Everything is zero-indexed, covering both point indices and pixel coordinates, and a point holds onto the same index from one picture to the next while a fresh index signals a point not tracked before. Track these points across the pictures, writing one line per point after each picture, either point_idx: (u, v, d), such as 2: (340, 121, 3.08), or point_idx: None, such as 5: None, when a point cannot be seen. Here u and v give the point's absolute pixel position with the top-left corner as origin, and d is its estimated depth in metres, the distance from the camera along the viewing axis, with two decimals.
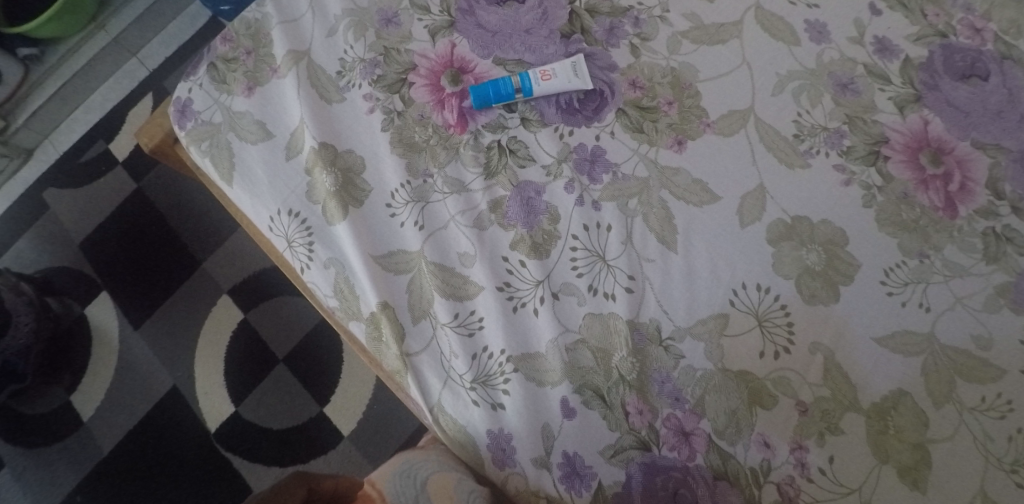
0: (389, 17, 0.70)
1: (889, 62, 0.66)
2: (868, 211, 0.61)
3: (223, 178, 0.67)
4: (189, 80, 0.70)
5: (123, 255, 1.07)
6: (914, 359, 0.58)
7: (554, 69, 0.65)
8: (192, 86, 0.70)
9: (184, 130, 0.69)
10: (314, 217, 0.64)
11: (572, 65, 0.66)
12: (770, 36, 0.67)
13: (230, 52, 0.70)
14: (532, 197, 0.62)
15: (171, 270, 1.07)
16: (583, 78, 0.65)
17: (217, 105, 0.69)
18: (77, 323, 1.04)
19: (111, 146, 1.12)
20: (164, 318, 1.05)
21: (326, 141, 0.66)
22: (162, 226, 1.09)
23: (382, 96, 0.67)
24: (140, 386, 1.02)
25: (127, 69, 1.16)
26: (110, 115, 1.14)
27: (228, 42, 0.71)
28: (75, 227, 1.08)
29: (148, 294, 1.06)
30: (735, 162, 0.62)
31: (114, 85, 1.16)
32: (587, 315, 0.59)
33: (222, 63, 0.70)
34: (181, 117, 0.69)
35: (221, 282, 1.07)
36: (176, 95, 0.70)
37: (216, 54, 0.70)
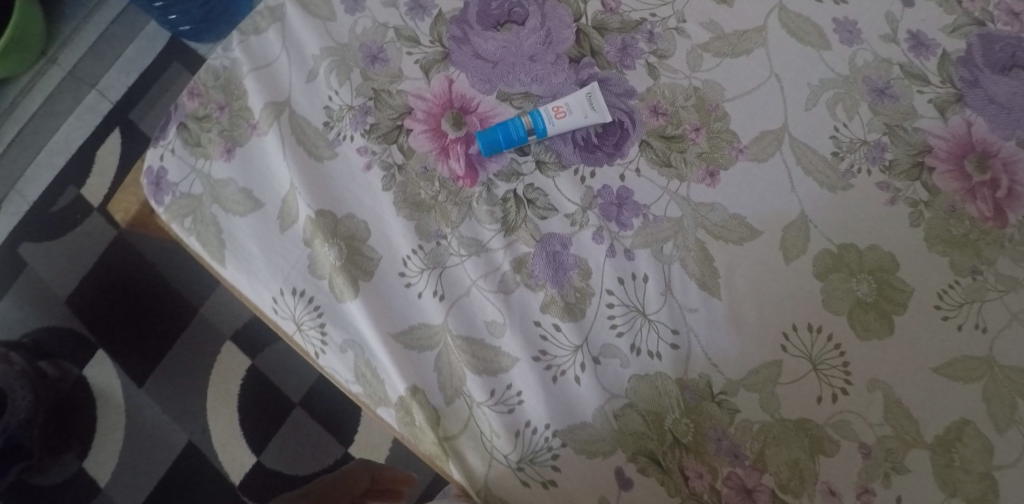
0: (375, 52, 0.62)
1: (925, 60, 0.61)
2: (916, 230, 0.57)
3: (213, 259, 0.60)
4: (158, 146, 0.61)
5: (111, 310, 0.98)
6: (975, 385, 0.55)
7: (568, 104, 0.59)
8: (162, 153, 0.61)
9: (161, 205, 0.61)
10: (322, 295, 0.58)
11: (586, 96, 0.59)
12: (797, 41, 0.62)
13: (200, 108, 0.62)
14: (559, 252, 0.57)
15: (167, 320, 0.99)
16: (600, 111, 0.59)
17: (194, 173, 0.61)
18: (77, 387, 0.95)
19: (84, 192, 1.01)
20: (168, 373, 0.98)
21: (323, 208, 0.59)
22: (151, 273, 1.00)
23: (379, 149, 0.60)
24: (155, 446, 0.95)
25: (88, 103, 1.03)
26: (76, 157, 1.02)
27: (196, 97, 0.62)
28: (55, 282, 0.98)
29: (147, 348, 0.98)
30: (774, 190, 0.58)
31: (76, 123, 1.03)
32: (632, 377, 0.55)
33: (192, 123, 0.61)
34: (156, 191, 0.61)
35: (223, 328, 1.00)
36: (147, 164, 0.61)
37: (185, 112, 0.62)
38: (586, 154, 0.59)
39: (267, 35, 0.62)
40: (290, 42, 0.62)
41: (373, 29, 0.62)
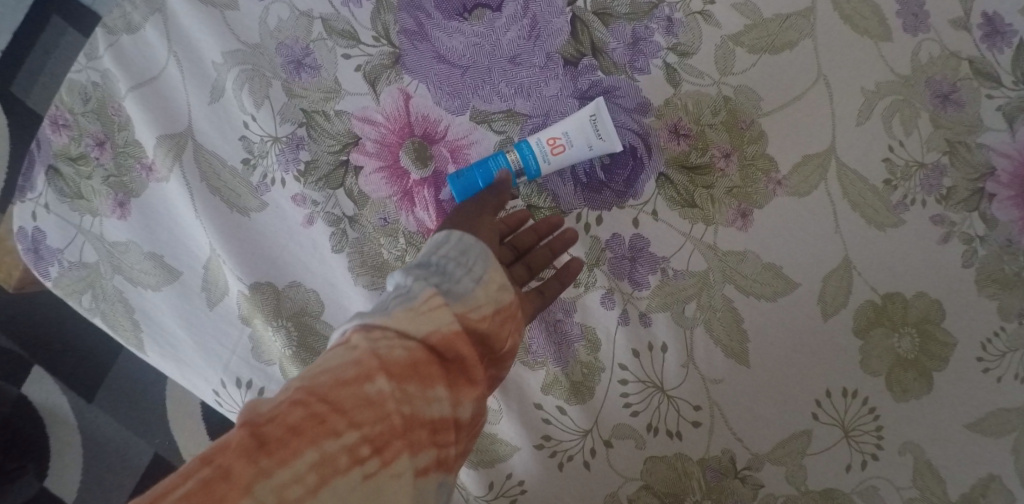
0: (298, 56, 0.46)
1: (999, 53, 0.49)
2: (967, 271, 0.50)
3: (128, 344, 0.48)
4: (26, 200, 0.47)
5: (29, 319, 0.72)
6: (1008, 438, 0.50)
7: (565, 135, 0.45)
8: (33, 210, 0.47)
9: (48, 279, 0.48)
10: (272, 387, 0.46)
11: (591, 121, 0.45)
12: (852, 29, 0.49)
13: (73, 146, 0.47)
14: (561, 320, 0.47)
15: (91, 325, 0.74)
16: (608, 139, 0.45)
17: (81, 235, 0.47)
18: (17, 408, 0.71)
19: None
20: (119, 387, 0.73)
21: (259, 279, 0.46)
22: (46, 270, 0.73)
23: (320, 197, 0.46)
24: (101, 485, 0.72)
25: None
26: None
27: (62, 129, 0.47)
28: None
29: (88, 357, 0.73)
30: (815, 231, 0.48)
31: None
32: (649, 459, 0.48)
33: (65, 165, 0.47)
34: (37, 261, 0.48)
35: None
36: (17, 225, 0.48)
37: (53, 153, 0.47)
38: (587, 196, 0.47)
39: (145, 34, 0.46)
40: (180, 42, 0.46)
41: (292, 22, 0.46)
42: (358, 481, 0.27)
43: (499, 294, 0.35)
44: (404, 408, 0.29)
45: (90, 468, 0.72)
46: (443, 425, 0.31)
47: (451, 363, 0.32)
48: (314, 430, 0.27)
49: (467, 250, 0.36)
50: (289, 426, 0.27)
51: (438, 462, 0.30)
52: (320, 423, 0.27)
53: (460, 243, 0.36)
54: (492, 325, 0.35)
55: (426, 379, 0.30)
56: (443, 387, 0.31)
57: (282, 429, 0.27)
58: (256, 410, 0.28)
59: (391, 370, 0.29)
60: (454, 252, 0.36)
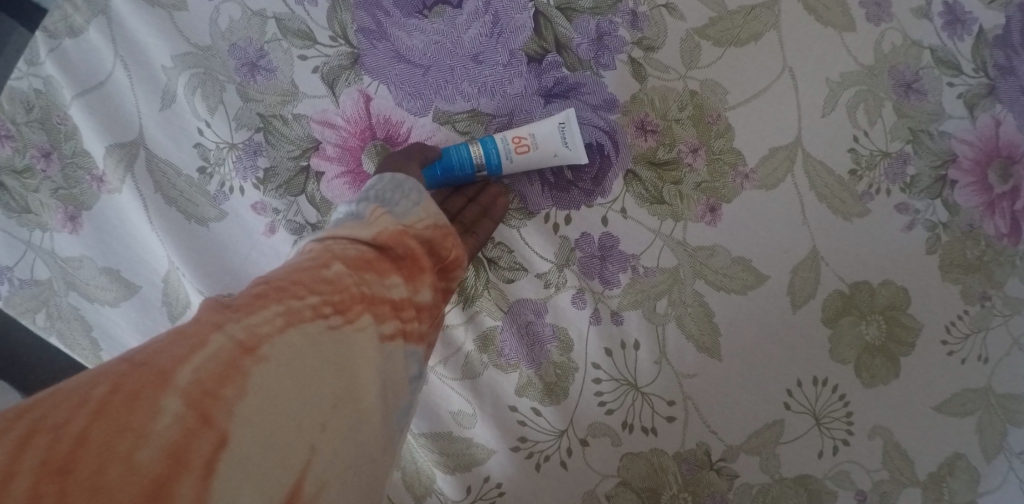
0: (253, 58, 0.44)
1: (959, 41, 0.50)
2: (932, 257, 0.50)
3: (88, 361, 0.47)
4: None
5: None
6: (971, 417, 0.52)
7: (531, 136, 0.44)
8: None
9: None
10: None
11: (561, 128, 0.44)
12: (816, 20, 0.48)
13: (17, 157, 0.45)
14: (533, 321, 0.47)
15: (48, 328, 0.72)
16: (574, 150, 0.45)
17: (31, 252, 0.46)
18: None
19: None
20: None
21: (220, 292, 0.45)
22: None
23: (281, 206, 0.44)
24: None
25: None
26: None
27: (3, 141, 0.44)
28: None
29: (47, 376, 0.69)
30: (784, 224, 0.48)
31: None
32: (626, 456, 0.48)
33: (10, 179, 0.45)
34: None
35: None
36: None
37: None
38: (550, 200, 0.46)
39: (88, 37, 0.43)
40: (125, 46, 0.43)
41: (244, 22, 0.44)
42: (327, 333, 0.29)
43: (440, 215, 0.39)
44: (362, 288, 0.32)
45: None
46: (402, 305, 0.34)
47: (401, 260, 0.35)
48: (281, 293, 0.29)
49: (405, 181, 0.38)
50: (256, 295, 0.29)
51: (401, 331, 0.33)
52: (285, 291, 0.29)
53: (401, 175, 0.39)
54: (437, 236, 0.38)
55: (381, 270, 0.33)
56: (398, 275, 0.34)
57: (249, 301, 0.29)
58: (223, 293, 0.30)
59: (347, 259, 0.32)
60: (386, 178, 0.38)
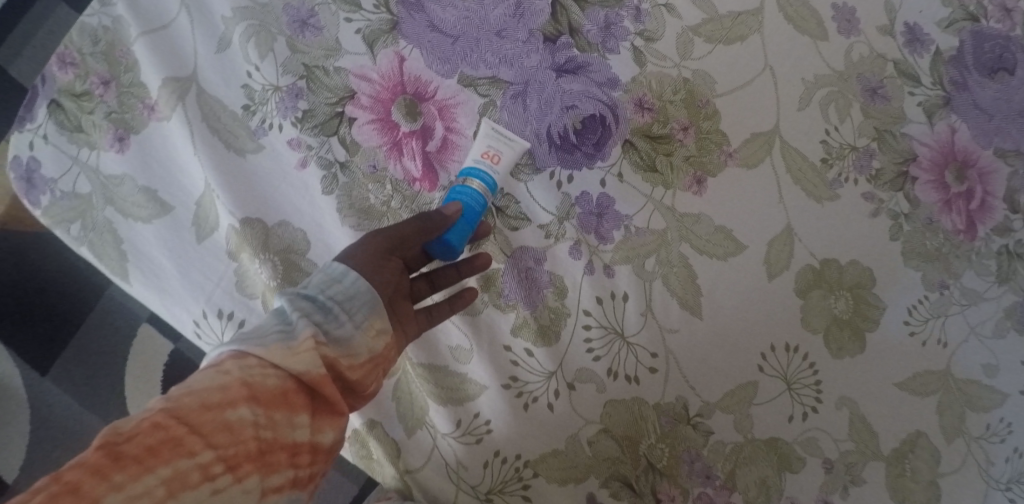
0: (304, 17, 0.50)
1: (918, 57, 0.57)
2: (895, 243, 0.56)
3: (113, 275, 0.49)
4: (24, 130, 0.49)
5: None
6: (932, 397, 0.57)
7: (488, 150, 0.49)
8: (30, 141, 0.49)
9: (38, 208, 0.49)
10: (254, 319, 0.49)
11: (492, 130, 0.50)
12: (794, 29, 0.55)
13: (77, 83, 0.49)
14: (532, 267, 0.51)
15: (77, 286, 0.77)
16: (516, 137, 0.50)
17: (76, 166, 0.49)
18: None
19: None
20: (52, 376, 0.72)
21: (250, 215, 0.49)
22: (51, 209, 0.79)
23: (315, 143, 0.49)
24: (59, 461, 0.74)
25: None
26: None
27: (68, 67, 0.49)
28: None
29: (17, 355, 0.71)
30: (762, 201, 0.54)
31: None
32: (609, 403, 0.52)
33: (68, 100, 0.49)
34: (28, 189, 0.49)
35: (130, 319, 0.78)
36: (12, 154, 0.49)
37: (57, 88, 0.49)
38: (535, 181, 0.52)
39: None
40: None
41: None
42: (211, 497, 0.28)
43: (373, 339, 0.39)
44: (268, 432, 0.31)
45: (41, 434, 0.70)
46: (303, 449, 0.33)
47: (315, 395, 0.34)
48: (177, 446, 0.28)
49: (355, 294, 0.39)
50: (148, 447, 0.27)
51: (293, 480, 0.32)
52: (180, 443, 0.28)
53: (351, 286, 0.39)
54: (359, 373, 0.38)
55: (294, 406, 0.33)
56: (307, 416, 0.33)
57: (141, 447, 0.27)
58: (115, 432, 0.27)
59: (262, 397, 0.31)
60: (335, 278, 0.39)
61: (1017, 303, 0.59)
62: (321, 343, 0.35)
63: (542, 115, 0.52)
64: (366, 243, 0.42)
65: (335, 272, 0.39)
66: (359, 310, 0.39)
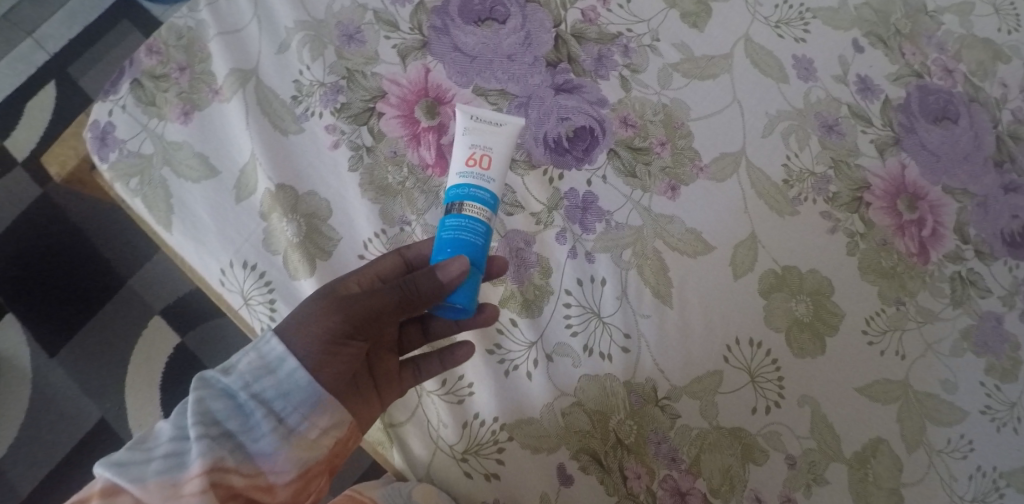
0: (351, 32, 0.61)
1: (870, 103, 0.66)
2: (852, 258, 0.62)
3: (158, 223, 0.57)
4: (107, 100, 0.59)
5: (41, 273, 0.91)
6: (892, 405, 0.60)
7: (478, 150, 0.49)
8: (111, 108, 0.59)
9: (105, 162, 0.58)
10: (273, 270, 0.56)
11: (473, 128, 0.50)
12: (760, 72, 0.65)
13: (159, 67, 0.60)
14: (522, 248, 0.58)
15: (106, 286, 0.92)
16: (498, 128, 0.50)
17: (144, 132, 0.58)
18: None
19: (4, 143, 0.96)
20: (93, 337, 0.90)
21: (284, 182, 0.58)
22: (102, 215, 0.93)
23: (348, 129, 0.59)
24: (60, 426, 0.88)
25: (22, 51, 1.00)
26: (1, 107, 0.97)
27: (154, 55, 0.60)
28: None
29: (69, 316, 0.91)
30: (728, 210, 0.61)
31: (6, 70, 0.99)
32: (583, 377, 0.56)
33: (148, 80, 0.59)
34: (101, 146, 0.58)
35: (151, 303, 0.92)
36: (93, 118, 0.59)
37: (141, 69, 0.59)
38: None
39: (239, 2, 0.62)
40: (264, 10, 0.61)
41: (351, 9, 0.62)
42: None
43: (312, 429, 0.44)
44: None
45: None
46: None
47: None
48: None
49: (290, 391, 0.43)
50: None
51: None
52: None
53: (283, 381, 0.43)
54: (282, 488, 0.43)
55: None
56: None
57: None
58: None
59: None
60: (268, 371, 0.43)
61: (972, 325, 0.63)
62: (224, 470, 0.40)
63: (540, 123, 0.61)
64: (323, 323, 0.45)
65: (269, 362, 0.43)
66: (292, 407, 0.43)
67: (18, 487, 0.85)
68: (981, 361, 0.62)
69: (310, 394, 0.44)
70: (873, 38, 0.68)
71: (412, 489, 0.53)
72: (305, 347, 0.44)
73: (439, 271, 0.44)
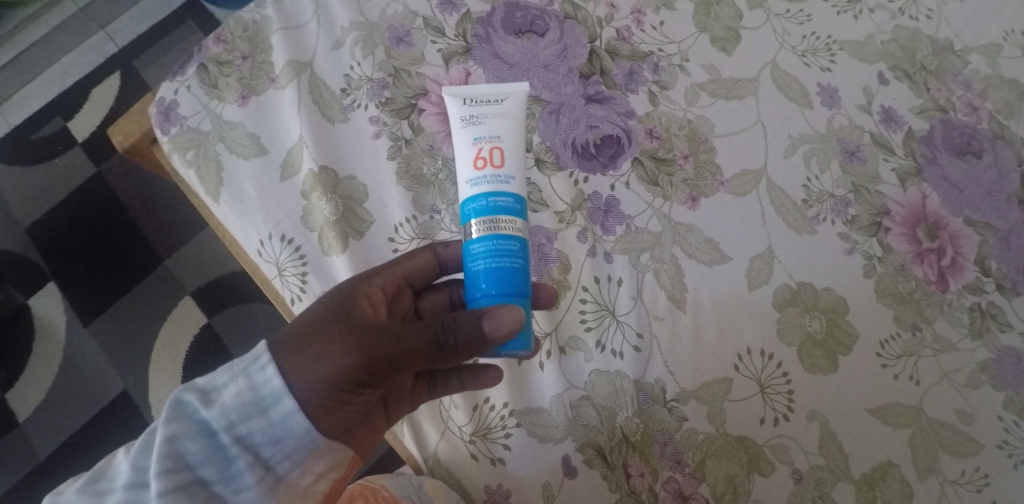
0: (401, 35, 0.66)
1: (894, 132, 0.68)
2: (868, 281, 0.62)
3: (208, 194, 0.62)
4: (175, 80, 0.64)
5: (88, 247, 1.03)
6: (904, 430, 0.59)
7: (485, 141, 0.48)
8: (177, 88, 0.64)
9: (167, 135, 0.63)
10: (309, 246, 0.60)
11: (473, 114, 0.49)
12: (785, 97, 0.67)
13: (224, 54, 0.65)
14: (543, 243, 0.61)
15: (146, 263, 1.04)
16: (497, 107, 0.49)
17: (205, 111, 0.63)
18: (19, 313, 1.00)
19: (70, 125, 1.07)
20: (127, 309, 1.02)
21: (327, 165, 0.62)
22: (150, 199, 1.06)
23: (390, 121, 0.63)
24: (90, 389, 0.99)
25: (94, 43, 1.11)
26: (70, 92, 1.08)
27: (221, 43, 0.66)
28: (17, 206, 1.03)
29: (108, 288, 1.02)
30: (747, 223, 0.63)
31: (79, 59, 1.10)
32: (594, 372, 0.58)
33: (213, 65, 0.65)
34: (164, 121, 0.63)
35: (184, 283, 1.04)
36: (160, 95, 0.64)
37: (208, 55, 0.65)
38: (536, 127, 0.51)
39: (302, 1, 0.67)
40: (323, 10, 0.67)
41: (403, 14, 0.67)
42: None
43: (303, 474, 0.45)
44: None
45: None
46: None
47: None
48: None
49: (282, 439, 0.43)
50: None
51: None
52: None
53: (274, 427, 0.43)
54: None
55: None
56: None
57: None
58: None
59: None
60: (258, 410, 0.42)
61: (992, 359, 0.62)
62: None
63: (570, 129, 0.64)
64: (342, 371, 0.43)
65: (261, 399, 0.42)
66: (280, 451, 0.43)
67: (40, 443, 0.97)
68: (1001, 395, 0.61)
69: (303, 442, 0.44)
70: (898, 72, 0.70)
71: (426, 480, 0.58)
72: (308, 392, 0.43)
73: (488, 325, 0.41)
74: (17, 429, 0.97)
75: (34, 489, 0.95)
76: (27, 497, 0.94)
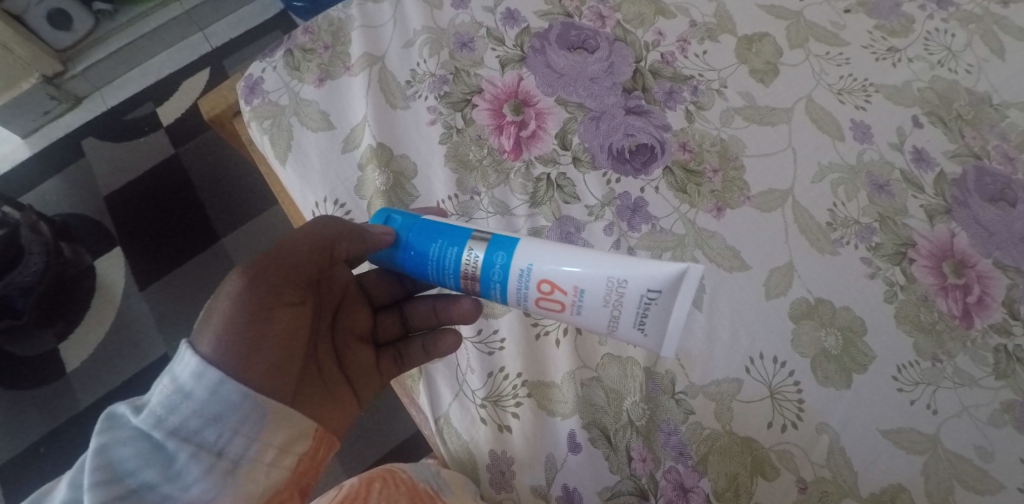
0: (465, 41, 0.74)
1: (924, 172, 0.69)
2: (888, 306, 0.63)
3: (277, 158, 0.69)
4: (264, 61, 0.73)
5: (155, 219, 1.14)
6: (918, 457, 0.58)
7: (579, 296, 0.49)
8: (265, 67, 0.73)
9: (250, 106, 0.72)
10: (359, 211, 0.67)
11: (625, 305, 0.49)
12: (817, 127, 0.71)
13: (309, 43, 0.74)
14: (572, 232, 0.65)
15: (204, 239, 1.14)
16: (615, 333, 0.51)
17: (285, 88, 0.72)
18: (84, 272, 1.10)
19: (158, 110, 1.21)
20: (179, 279, 1.11)
21: (384, 142, 0.69)
22: (216, 182, 1.18)
23: (445, 112, 0.70)
24: (135, 348, 1.06)
25: (193, 42, 1.27)
26: (163, 82, 1.23)
27: (308, 34, 0.75)
28: (103, 178, 1.16)
29: (166, 259, 1.12)
30: (769, 237, 0.65)
31: (176, 54, 1.26)
32: (606, 355, 0.62)
33: (298, 52, 0.74)
34: (249, 93, 0.72)
35: (235, 261, 1.13)
36: (249, 73, 0.73)
37: (296, 43, 0.74)
38: (631, 334, 0.50)
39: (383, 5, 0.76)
40: (400, 14, 0.75)
41: (469, 24, 0.75)
42: None
43: (263, 450, 0.47)
44: None
45: None
46: None
47: None
48: None
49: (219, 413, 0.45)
50: None
51: None
52: None
53: (206, 402, 0.44)
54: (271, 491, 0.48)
55: None
56: None
57: None
58: None
59: None
60: (183, 396, 0.44)
61: (1017, 400, 0.59)
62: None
63: (607, 135, 0.69)
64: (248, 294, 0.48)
65: (181, 386, 0.44)
66: (223, 427, 0.45)
67: (81, 394, 1.03)
68: None
69: (245, 412, 0.46)
70: (933, 117, 0.72)
71: (444, 468, 0.61)
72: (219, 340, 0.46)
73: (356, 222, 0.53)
74: (65, 378, 1.04)
75: (71, 436, 1.01)
76: (62, 441, 1.00)
